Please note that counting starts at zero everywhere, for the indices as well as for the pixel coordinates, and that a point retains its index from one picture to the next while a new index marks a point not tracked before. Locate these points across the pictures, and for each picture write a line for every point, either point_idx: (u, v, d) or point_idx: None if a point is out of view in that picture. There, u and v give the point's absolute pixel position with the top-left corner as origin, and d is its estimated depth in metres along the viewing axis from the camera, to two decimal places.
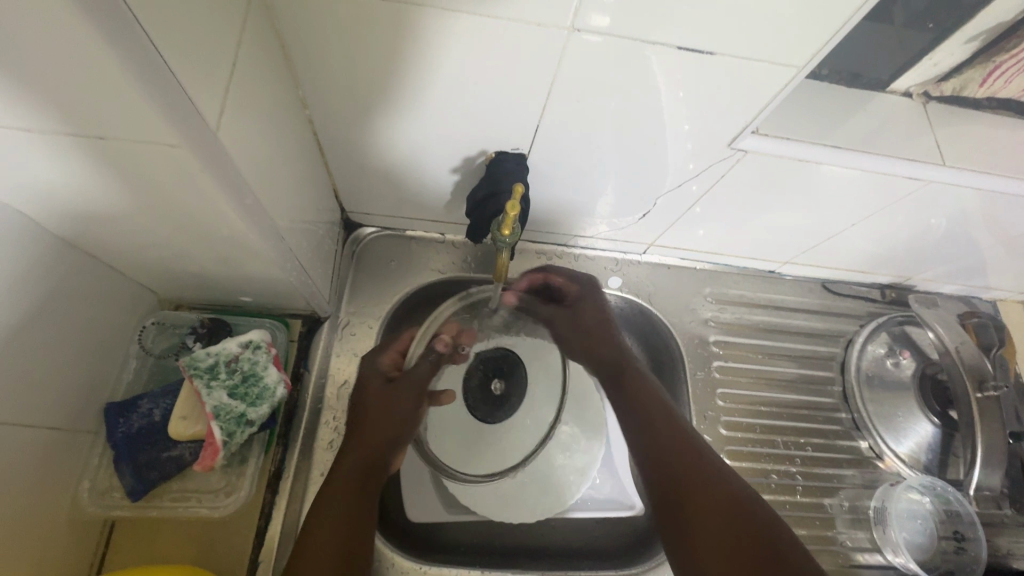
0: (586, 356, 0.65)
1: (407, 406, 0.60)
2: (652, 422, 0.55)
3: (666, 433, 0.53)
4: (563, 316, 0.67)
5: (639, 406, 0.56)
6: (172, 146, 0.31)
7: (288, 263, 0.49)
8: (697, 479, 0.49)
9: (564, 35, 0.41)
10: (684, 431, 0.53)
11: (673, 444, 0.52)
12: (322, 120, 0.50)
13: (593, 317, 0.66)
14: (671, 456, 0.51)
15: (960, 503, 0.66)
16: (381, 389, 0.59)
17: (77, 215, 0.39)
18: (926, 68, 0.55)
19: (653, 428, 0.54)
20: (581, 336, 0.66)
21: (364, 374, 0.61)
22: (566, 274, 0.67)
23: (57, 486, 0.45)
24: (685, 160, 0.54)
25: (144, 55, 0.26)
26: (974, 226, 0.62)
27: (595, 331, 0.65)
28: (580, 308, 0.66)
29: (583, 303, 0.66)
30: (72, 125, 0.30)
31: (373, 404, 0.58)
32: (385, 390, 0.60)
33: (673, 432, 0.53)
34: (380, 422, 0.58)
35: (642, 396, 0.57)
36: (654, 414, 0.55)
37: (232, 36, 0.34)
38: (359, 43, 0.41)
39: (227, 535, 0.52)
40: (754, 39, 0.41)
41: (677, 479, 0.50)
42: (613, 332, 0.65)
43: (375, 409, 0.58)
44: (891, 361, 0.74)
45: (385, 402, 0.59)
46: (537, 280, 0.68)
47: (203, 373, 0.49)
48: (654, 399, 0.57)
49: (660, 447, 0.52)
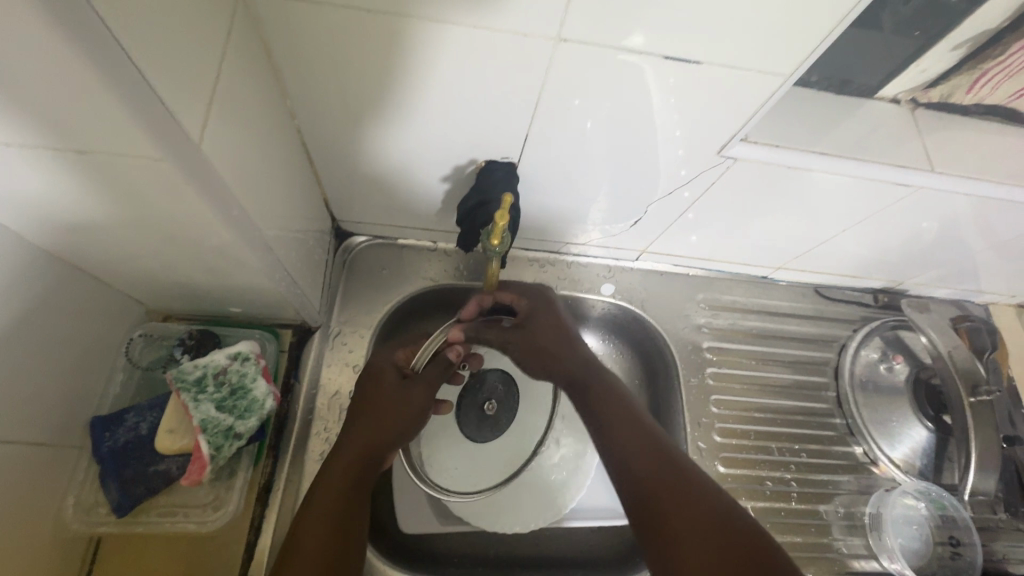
0: (547, 374, 0.60)
1: (422, 401, 0.55)
2: (625, 431, 0.53)
3: (638, 442, 0.52)
4: (518, 337, 0.60)
5: (612, 422, 0.54)
6: (156, 159, 0.31)
7: (276, 273, 0.49)
8: (674, 502, 0.48)
9: (550, 45, 0.41)
10: (651, 435, 0.53)
11: (652, 464, 0.50)
12: (310, 129, 0.50)
13: (546, 329, 0.60)
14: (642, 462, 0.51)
15: (955, 508, 0.66)
16: (394, 385, 0.55)
17: (60, 228, 0.38)
18: (915, 74, 0.55)
19: (624, 436, 0.53)
20: (538, 354, 0.60)
21: (377, 367, 0.57)
22: (515, 289, 0.62)
23: (42, 503, 0.44)
24: (675, 167, 0.54)
25: (123, 69, 0.26)
26: (965, 231, 0.63)
27: (550, 344, 0.60)
28: (538, 320, 0.61)
29: (535, 318, 0.61)
30: (53, 140, 0.30)
31: (385, 399, 0.54)
32: (400, 389, 0.55)
33: (647, 442, 0.52)
34: (386, 418, 0.53)
35: (611, 407, 0.55)
36: (624, 420, 0.54)
37: (215, 47, 0.34)
38: (344, 52, 0.41)
39: (218, 549, 0.51)
40: (738, 47, 0.41)
41: (649, 493, 0.49)
42: (575, 342, 0.60)
43: (383, 407, 0.53)
44: (884, 365, 0.75)
45: (398, 397, 0.54)
46: (484, 303, 0.61)
47: (189, 387, 0.49)
48: (621, 409, 0.55)
49: (637, 470, 0.50)
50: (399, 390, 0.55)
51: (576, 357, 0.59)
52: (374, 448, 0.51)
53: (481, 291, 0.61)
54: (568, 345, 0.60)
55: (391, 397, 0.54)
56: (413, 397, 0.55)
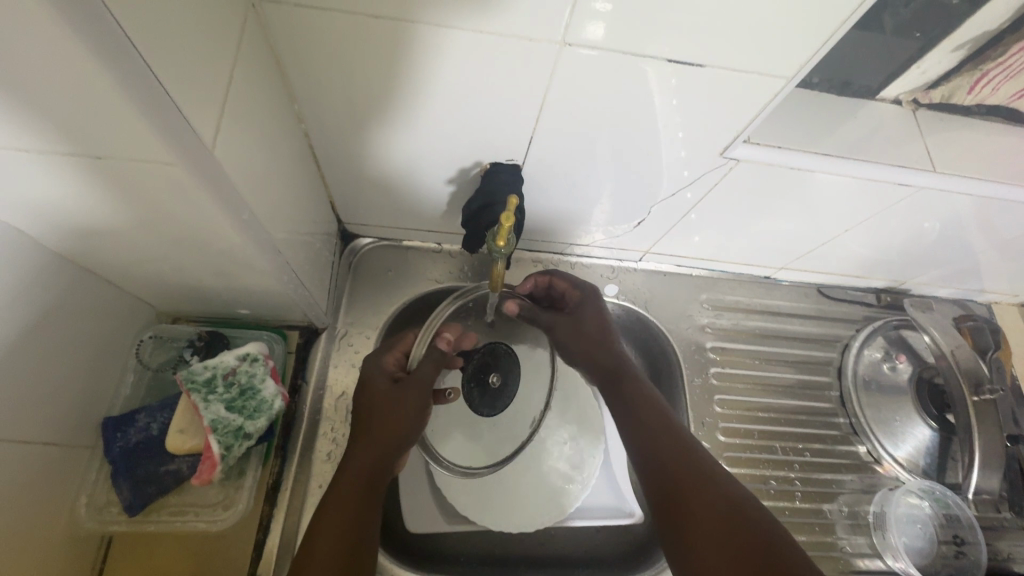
0: (584, 362, 0.62)
1: (418, 403, 0.55)
2: (654, 430, 0.54)
3: (666, 441, 0.52)
4: (562, 322, 0.63)
5: (641, 416, 0.55)
6: (169, 164, 0.32)
7: (285, 274, 0.49)
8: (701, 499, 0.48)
9: (555, 49, 0.41)
10: (679, 435, 0.53)
11: (673, 454, 0.51)
12: (318, 133, 0.50)
13: (585, 317, 0.63)
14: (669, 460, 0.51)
15: (959, 507, 0.66)
16: (386, 388, 0.55)
17: (74, 232, 0.39)
18: (916, 75, 0.55)
19: (651, 434, 0.53)
20: (580, 341, 0.62)
21: (368, 372, 0.57)
22: (571, 279, 0.65)
23: (55, 502, 0.45)
24: (679, 168, 0.54)
25: (137, 74, 0.27)
26: (967, 230, 0.63)
27: (590, 331, 0.62)
28: (582, 312, 0.64)
29: (583, 308, 0.64)
30: (70, 145, 0.31)
31: (376, 407, 0.54)
32: (394, 390, 0.55)
33: (675, 441, 0.52)
34: (381, 423, 0.53)
35: (639, 398, 0.57)
36: (652, 420, 0.54)
37: (227, 53, 0.34)
38: (352, 57, 0.42)
39: (227, 548, 0.51)
40: (741, 50, 0.41)
41: (675, 490, 0.49)
42: (614, 338, 0.62)
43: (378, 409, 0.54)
44: (887, 365, 0.75)
45: (390, 399, 0.54)
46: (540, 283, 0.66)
47: (200, 388, 0.50)
48: (648, 401, 0.56)
49: (661, 460, 0.51)
50: (389, 394, 0.55)
51: (614, 352, 0.61)
52: (378, 455, 0.52)
53: (537, 273, 0.66)
54: (608, 338, 0.62)
55: (385, 399, 0.54)
56: (404, 402, 0.54)
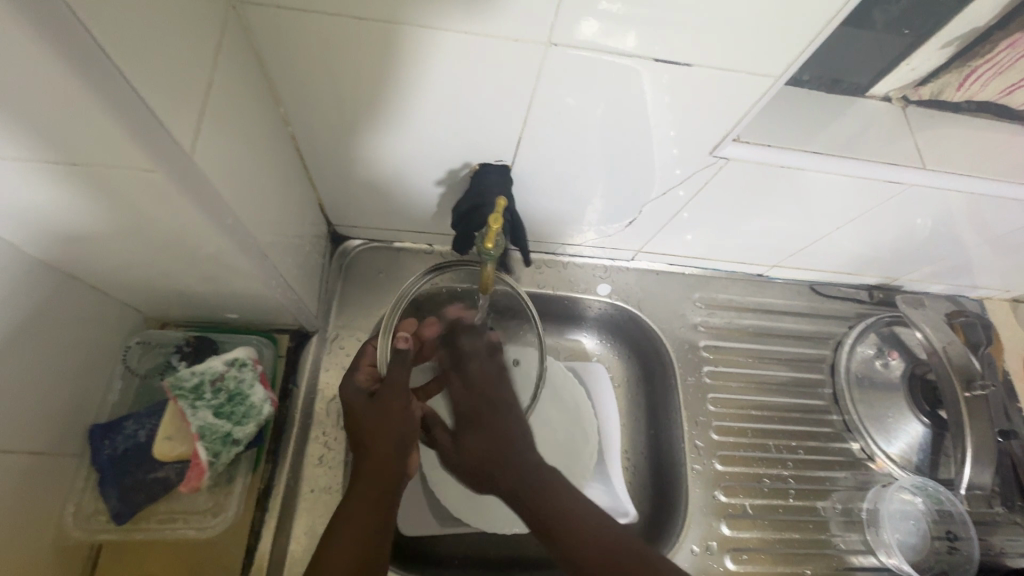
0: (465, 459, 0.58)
1: (401, 409, 0.54)
2: (573, 517, 0.52)
3: (585, 537, 0.51)
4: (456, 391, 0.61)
5: (560, 531, 0.51)
6: (147, 169, 0.31)
7: (272, 278, 0.49)
8: None
9: (542, 49, 0.41)
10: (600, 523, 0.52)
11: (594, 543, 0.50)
12: (304, 136, 0.50)
13: (477, 435, 0.58)
14: (592, 555, 0.50)
15: (951, 503, 0.66)
16: (366, 410, 0.53)
17: (56, 239, 0.38)
18: (905, 72, 0.55)
19: (570, 531, 0.51)
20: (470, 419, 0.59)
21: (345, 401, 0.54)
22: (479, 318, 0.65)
23: (42, 512, 0.44)
24: (670, 167, 0.54)
25: (110, 79, 0.26)
26: (959, 226, 0.63)
27: (485, 444, 0.57)
28: (487, 402, 0.59)
29: (473, 374, 0.61)
30: (46, 152, 0.30)
31: (367, 427, 0.52)
32: (375, 410, 0.53)
33: (597, 538, 0.51)
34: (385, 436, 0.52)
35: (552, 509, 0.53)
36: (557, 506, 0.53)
37: (207, 56, 0.34)
38: (337, 59, 0.41)
39: (216, 554, 0.51)
40: (728, 49, 0.41)
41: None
42: (508, 433, 0.57)
43: (373, 428, 0.52)
44: (880, 362, 0.75)
45: (377, 418, 0.52)
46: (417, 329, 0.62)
47: (187, 394, 0.49)
48: (576, 526, 0.52)
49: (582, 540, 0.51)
50: (374, 411, 0.53)
51: (518, 465, 0.56)
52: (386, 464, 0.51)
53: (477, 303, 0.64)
54: (498, 428, 0.58)
55: (373, 419, 0.52)
56: (393, 411, 0.53)
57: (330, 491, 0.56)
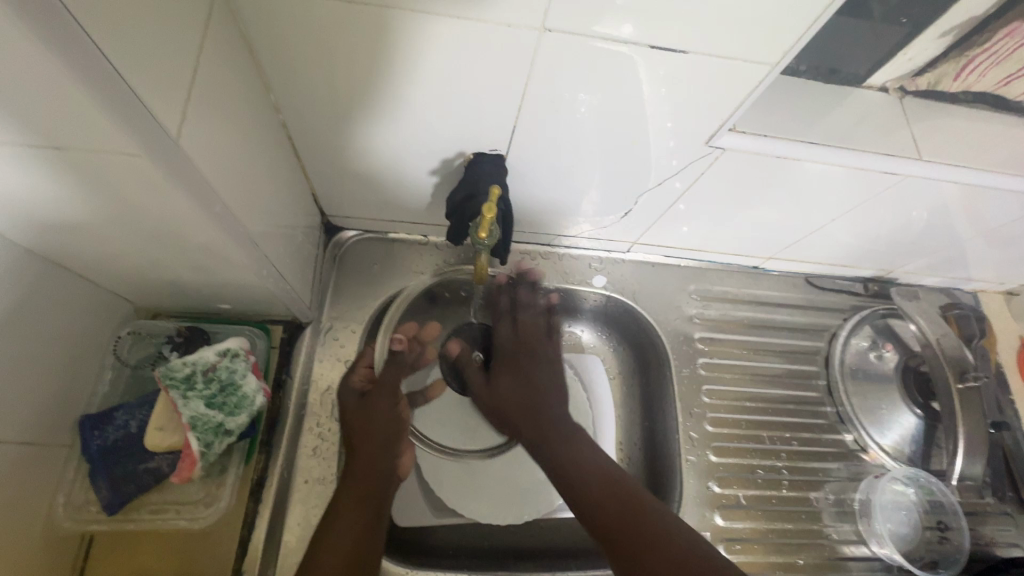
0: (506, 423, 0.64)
1: (388, 406, 0.60)
2: (583, 472, 0.57)
3: (595, 483, 0.56)
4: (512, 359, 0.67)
5: (569, 473, 0.57)
6: (131, 155, 0.30)
7: (264, 269, 0.49)
8: (627, 531, 0.52)
9: (536, 35, 0.40)
10: (610, 475, 0.57)
11: (596, 482, 0.56)
12: (295, 124, 0.49)
13: (513, 384, 0.66)
14: (603, 497, 0.55)
15: (943, 494, 0.67)
16: (356, 407, 0.58)
17: (43, 227, 0.38)
18: (903, 62, 0.55)
19: (578, 478, 0.57)
20: (523, 411, 0.64)
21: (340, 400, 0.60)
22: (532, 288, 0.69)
23: (32, 503, 0.44)
24: (666, 158, 0.54)
25: (91, 60, 0.26)
26: (954, 219, 0.63)
27: (525, 390, 0.65)
28: (521, 362, 0.67)
29: (538, 368, 0.67)
30: (28, 137, 0.29)
31: (354, 423, 0.57)
32: (362, 407, 0.58)
33: (603, 479, 0.56)
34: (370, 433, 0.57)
35: (571, 453, 0.59)
36: (569, 456, 0.59)
37: (193, 41, 0.33)
38: (328, 45, 0.41)
39: (209, 545, 0.51)
40: (723, 37, 0.40)
41: (599, 513, 0.54)
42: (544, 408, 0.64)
43: (357, 426, 0.57)
44: (874, 354, 0.75)
45: (362, 415, 0.58)
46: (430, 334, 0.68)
47: (178, 384, 0.49)
48: (588, 474, 0.57)
49: (587, 489, 0.55)
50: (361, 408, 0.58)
51: (558, 427, 0.62)
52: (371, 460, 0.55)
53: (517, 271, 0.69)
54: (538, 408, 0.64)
55: (359, 416, 0.58)
56: (380, 409, 0.59)
57: (324, 482, 0.56)
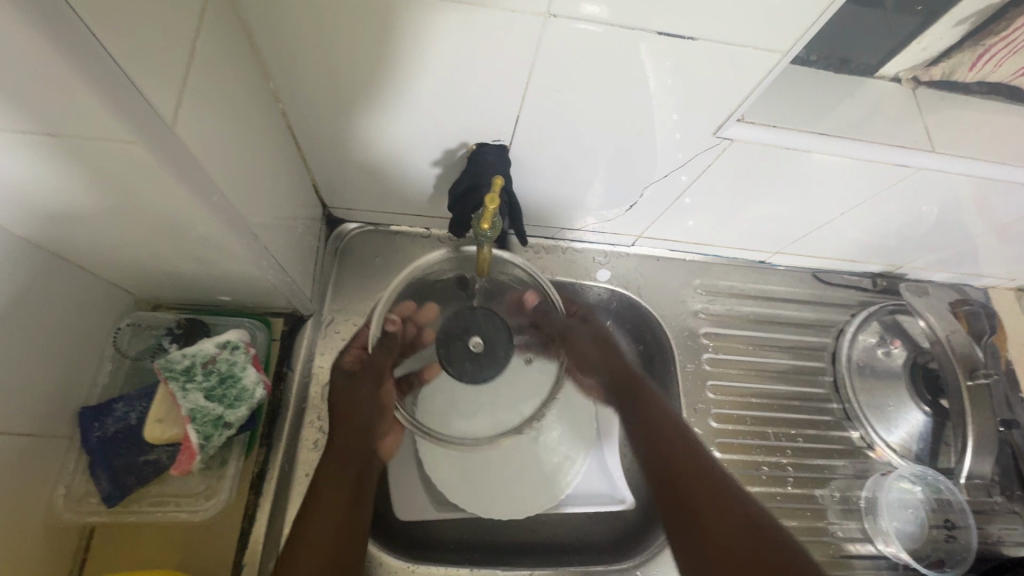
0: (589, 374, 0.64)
1: (372, 392, 0.57)
2: (657, 429, 0.58)
3: (667, 437, 0.57)
4: (576, 329, 0.63)
5: (647, 411, 0.60)
6: (126, 142, 0.30)
7: (264, 261, 0.48)
8: (693, 479, 0.52)
9: (540, 21, 0.39)
10: (674, 425, 0.58)
11: (665, 432, 0.57)
12: (295, 113, 0.49)
13: (583, 348, 0.63)
14: (664, 452, 0.56)
15: (951, 492, 0.66)
16: (342, 387, 0.57)
17: (39, 216, 0.37)
18: (916, 52, 0.54)
19: (649, 430, 0.58)
20: (584, 358, 0.64)
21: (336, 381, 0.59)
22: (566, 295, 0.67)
23: (32, 494, 0.44)
24: (672, 150, 0.53)
25: (85, 44, 0.25)
26: (965, 214, 0.62)
27: (595, 357, 0.64)
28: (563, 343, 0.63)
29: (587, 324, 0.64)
30: (20, 124, 0.29)
31: (339, 399, 0.56)
32: (349, 388, 0.57)
33: (672, 437, 0.57)
34: (354, 412, 0.56)
35: (652, 418, 0.59)
36: (651, 416, 0.59)
37: (188, 26, 0.32)
38: (328, 33, 0.40)
39: (209, 538, 0.51)
40: (733, 24, 0.39)
41: (666, 463, 0.55)
42: (615, 352, 0.64)
43: (339, 408, 0.55)
44: (882, 350, 0.74)
45: (348, 397, 0.56)
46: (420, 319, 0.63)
47: (178, 376, 0.49)
48: (669, 431, 0.57)
49: (653, 438, 0.57)
50: (346, 388, 0.57)
51: (623, 374, 0.63)
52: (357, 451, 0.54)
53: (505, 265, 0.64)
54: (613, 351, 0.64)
55: (344, 399, 0.56)
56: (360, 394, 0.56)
57: None
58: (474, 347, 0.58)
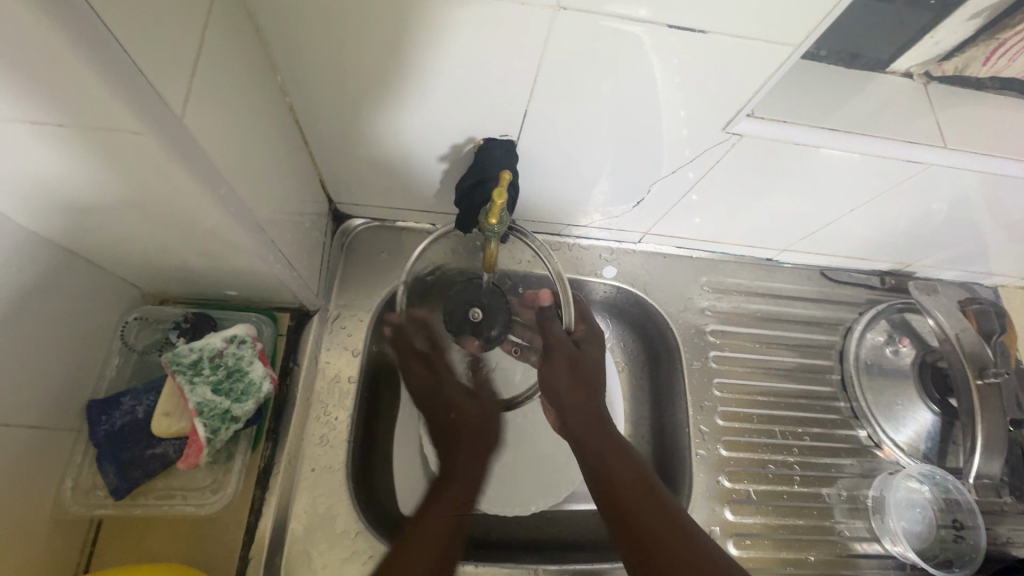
0: (568, 407, 0.58)
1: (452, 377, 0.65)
2: (613, 468, 0.56)
3: (622, 471, 0.56)
4: (563, 349, 0.58)
5: (597, 448, 0.57)
6: (135, 133, 0.30)
7: (271, 255, 0.48)
8: (637, 505, 0.54)
9: (549, 14, 0.39)
10: (626, 458, 0.57)
11: (623, 471, 0.56)
12: (302, 108, 0.48)
13: (565, 376, 0.58)
14: (620, 488, 0.55)
15: (958, 492, 0.66)
16: (424, 379, 0.64)
17: (47, 208, 0.37)
18: (928, 46, 0.53)
19: (604, 466, 0.56)
20: (553, 390, 0.58)
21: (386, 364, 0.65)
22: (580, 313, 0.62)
23: (40, 487, 0.44)
24: (681, 146, 0.53)
25: (94, 33, 0.25)
26: (977, 211, 0.61)
27: (566, 383, 0.58)
28: (558, 357, 0.59)
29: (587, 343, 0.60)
30: (29, 114, 0.28)
31: (428, 394, 0.63)
32: (430, 380, 0.64)
33: (628, 472, 0.56)
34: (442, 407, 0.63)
35: (608, 454, 0.57)
36: (605, 453, 0.57)
37: (197, 17, 0.32)
38: (336, 25, 0.40)
39: (216, 532, 0.51)
40: (745, 17, 0.39)
41: (616, 493, 0.55)
42: (594, 385, 0.59)
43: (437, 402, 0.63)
44: (890, 349, 0.74)
45: (434, 393, 0.63)
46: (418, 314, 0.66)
47: (185, 369, 0.49)
48: (621, 466, 0.56)
49: (608, 475, 0.56)
50: (434, 380, 0.64)
51: (589, 410, 0.58)
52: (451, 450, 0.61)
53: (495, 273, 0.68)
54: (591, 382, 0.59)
55: (434, 396, 0.63)
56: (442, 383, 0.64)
57: (332, 470, 0.57)
58: (473, 318, 0.60)
